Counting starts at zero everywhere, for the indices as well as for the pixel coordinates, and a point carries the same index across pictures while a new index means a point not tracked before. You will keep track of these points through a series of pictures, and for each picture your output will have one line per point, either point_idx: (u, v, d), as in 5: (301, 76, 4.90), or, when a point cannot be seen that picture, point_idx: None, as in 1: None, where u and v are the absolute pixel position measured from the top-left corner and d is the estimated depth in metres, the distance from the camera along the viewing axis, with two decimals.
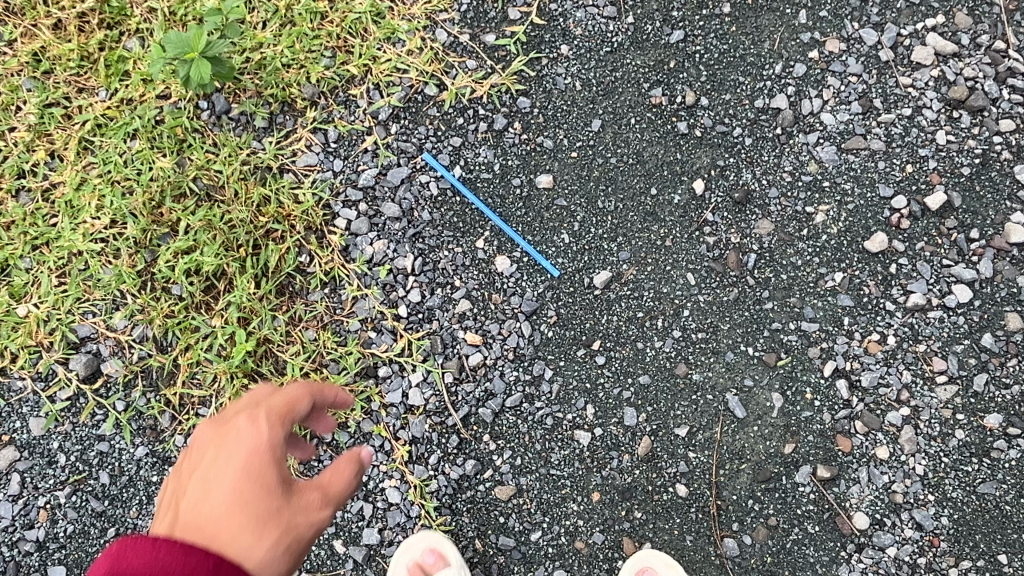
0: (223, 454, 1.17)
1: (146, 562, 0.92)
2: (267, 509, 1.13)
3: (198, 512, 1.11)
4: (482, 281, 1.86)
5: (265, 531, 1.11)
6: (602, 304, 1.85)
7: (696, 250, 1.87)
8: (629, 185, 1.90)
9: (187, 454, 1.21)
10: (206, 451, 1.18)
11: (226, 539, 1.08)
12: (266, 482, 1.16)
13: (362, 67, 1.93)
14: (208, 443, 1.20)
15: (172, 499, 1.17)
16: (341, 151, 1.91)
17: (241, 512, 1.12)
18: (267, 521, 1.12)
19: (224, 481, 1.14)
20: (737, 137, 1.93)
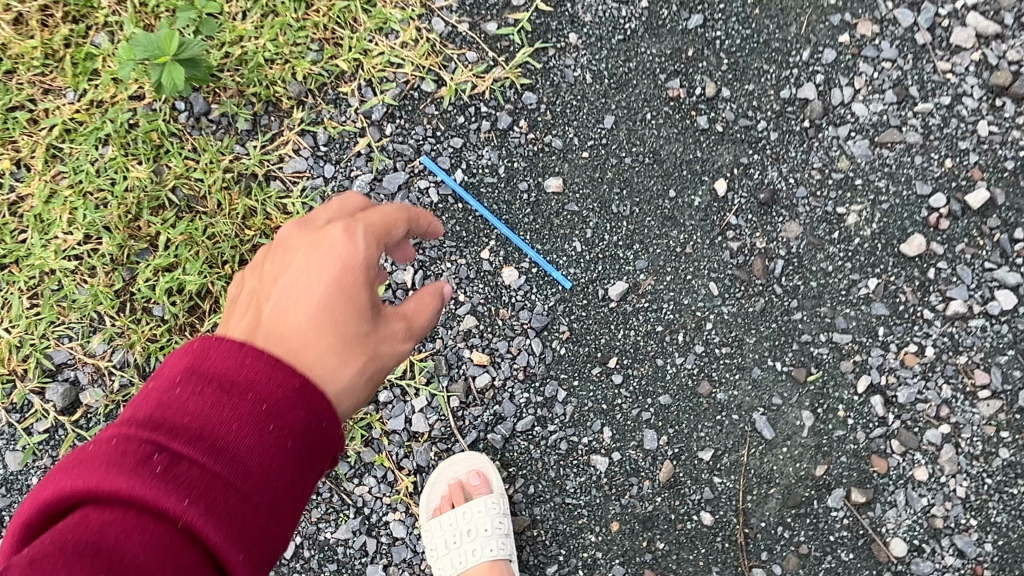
0: (314, 259, 1.17)
1: (234, 372, 0.92)
2: (347, 330, 1.14)
3: (292, 309, 1.14)
4: (489, 295, 1.72)
5: (348, 347, 1.13)
6: (618, 318, 1.72)
7: (719, 257, 1.73)
8: (646, 187, 1.75)
9: (278, 249, 1.22)
10: (297, 252, 1.19)
11: (318, 339, 1.11)
12: (350, 302, 1.16)
13: (352, 62, 1.77)
14: (299, 246, 1.20)
15: (256, 292, 1.19)
16: (332, 155, 1.76)
17: (326, 322, 1.13)
18: (350, 338, 1.14)
19: (314, 289, 1.15)
20: (762, 131, 1.78)
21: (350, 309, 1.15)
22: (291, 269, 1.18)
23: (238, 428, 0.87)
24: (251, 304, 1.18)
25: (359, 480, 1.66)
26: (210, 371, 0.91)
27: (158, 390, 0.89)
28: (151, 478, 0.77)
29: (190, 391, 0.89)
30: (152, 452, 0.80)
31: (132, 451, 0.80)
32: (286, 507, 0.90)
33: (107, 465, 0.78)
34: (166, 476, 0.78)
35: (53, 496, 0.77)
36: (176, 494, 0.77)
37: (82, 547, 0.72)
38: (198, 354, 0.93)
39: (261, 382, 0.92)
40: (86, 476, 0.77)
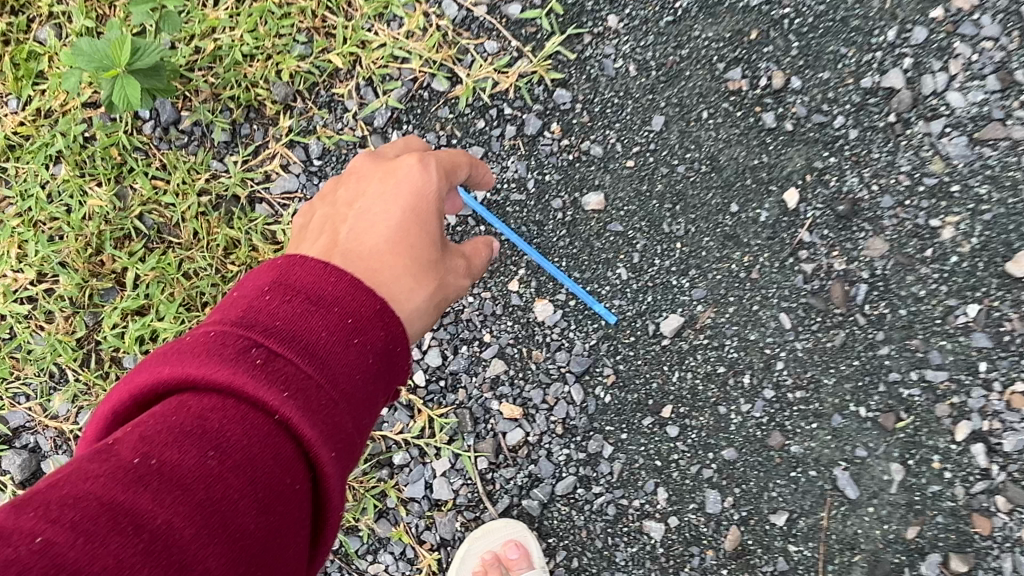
0: (387, 188, 1.16)
1: (320, 285, 0.85)
2: (411, 258, 1.12)
3: (362, 235, 1.13)
4: (519, 333, 1.46)
5: (412, 278, 1.12)
6: (672, 358, 1.46)
7: (790, 283, 1.46)
8: (701, 200, 1.47)
9: (349, 178, 1.21)
10: (369, 178, 1.19)
11: (385, 268, 1.10)
12: (413, 233, 1.13)
13: (349, 56, 1.48)
14: (371, 174, 1.19)
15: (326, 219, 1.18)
16: (328, 171, 1.47)
17: (392, 253, 1.11)
18: (414, 268, 1.12)
19: (385, 218, 1.14)
20: (840, 128, 1.48)
21: (413, 242, 1.13)
22: (363, 196, 1.17)
23: (330, 338, 0.81)
24: (318, 228, 1.17)
25: (374, 557, 1.46)
26: (301, 279, 0.85)
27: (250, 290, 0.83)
28: (249, 372, 0.72)
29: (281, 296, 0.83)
30: (249, 344, 0.75)
31: (227, 340, 0.75)
32: (369, 415, 0.86)
33: (201, 353, 0.74)
34: (265, 371, 0.74)
35: (152, 380, 0.73)
36: (274, 388, 0.73)
37: (188, 426, 0.69)
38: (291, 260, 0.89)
39: (346, 297, 0.86)
40: (185, 364, 0.72)
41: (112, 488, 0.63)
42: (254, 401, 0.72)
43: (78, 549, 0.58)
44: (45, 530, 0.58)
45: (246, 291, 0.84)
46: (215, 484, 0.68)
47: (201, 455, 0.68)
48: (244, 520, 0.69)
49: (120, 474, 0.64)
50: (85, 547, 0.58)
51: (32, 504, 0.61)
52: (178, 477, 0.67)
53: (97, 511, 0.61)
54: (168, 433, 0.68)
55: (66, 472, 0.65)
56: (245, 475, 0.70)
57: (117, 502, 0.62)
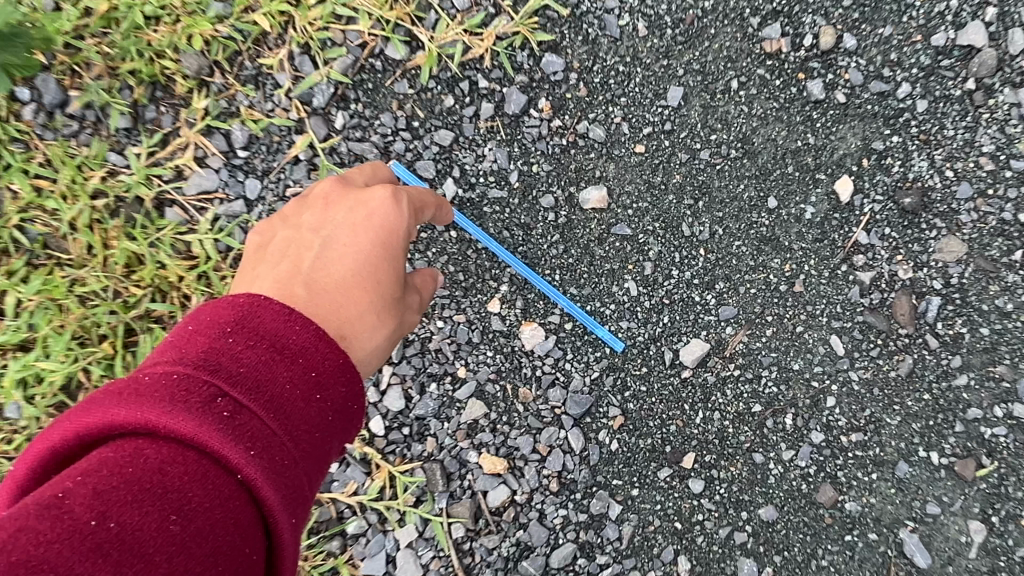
0: (351, 223, 0.89)
1: (282, 328, 0.71)
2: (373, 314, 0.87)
3: (311, 282, 0.86)
4: (502, 366, 1.16)
5: (370, 341, 0.87)
6: (694, 394, 1.16)
7: (843, 297, 1.16)
8: (730, 193, 1.16)
9: (299, 204, 0.93)
10: (324, 207, 0.91)
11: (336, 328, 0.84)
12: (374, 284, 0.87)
13: (280, 17, 1.15)
14: (329, 200, 0.91)
15: (262, 256, 0.89)
16: (256, 164, 1.16)
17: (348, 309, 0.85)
18: (372, 330, 0.87)
19: (344, 265, 0.87)
20: (904, 99, 1.16)
21: (373, 297, 0.87)
22: (316, 229, 0.89)
23: (293, 393, 0.67)
24: (253, 267, 0.89)
25: None
26: (264, 317, 0.71)
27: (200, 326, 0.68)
28: (216, 426, 0.58)
29: (240, 337, 0.68)
30: (210, 390, 0.61)
31: (186, 384, 0.60)
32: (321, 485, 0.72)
33: (155, 396, 0.58)
34: (232, 425, 0.59)
35: (88, 430, 0.57)
36: (243, 445, 0.59)
37: (145, 483, 0.54)
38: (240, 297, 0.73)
39: (313, 341, 0.71)
40: (141, 407, 0.57)
41: (64, 553, 0.48)
42: (219, 460, 0.58)
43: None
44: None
45: (195, 327, 0.68)
46: (178, 555, 0.53)
47: (160, 518, 0.53)
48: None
49: (73, 536, 0.49)
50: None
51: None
52: (137, 542, 0.51)
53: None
54: (121, 492, 0.53)
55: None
56: (210, 546, 0.55)
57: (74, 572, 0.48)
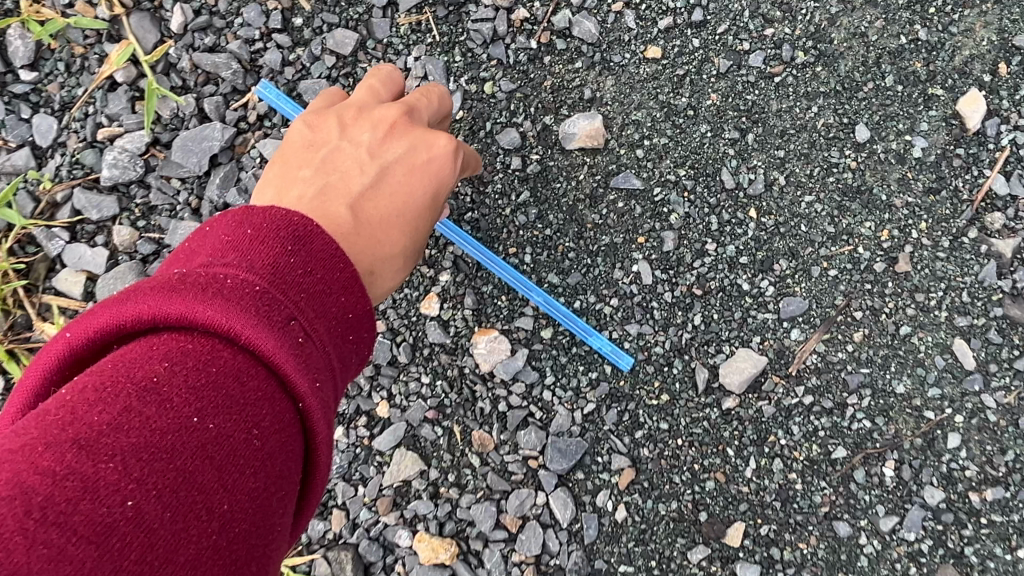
0: (406, 164, 0.55)
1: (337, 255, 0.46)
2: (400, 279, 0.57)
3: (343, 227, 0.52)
4: (445, 398, 0.75)
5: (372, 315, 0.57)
6: (741, 434, 0.75)
7: (970, 281, 0.74)
8: (794, 122, 0.74)
9: (355, 108, 0.58)
10: (384, 132, 0.57)
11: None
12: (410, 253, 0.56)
13: None
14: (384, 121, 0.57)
15: (283, 166, 0.55)
16: (50, 92, 0.74)
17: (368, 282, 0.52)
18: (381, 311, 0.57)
19: (392, 221, 0.54)
20: None
21: (404, 271, 0.55)
22: (368, 157, 0.55)
23: (343, 324, 0.44)
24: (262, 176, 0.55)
25: None
26: (324, 239, 0.46)
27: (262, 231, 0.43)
28: (297, 352, 0.39)
29: (306, 253, 0.44)
30: (285, 303, 0.40)
31: (266, 288, 0.40)
32: None
33: (236, 299, 0.38)
34: (311, 353, 0.40)
35: (156, 318, 0.37)
36: (314, 372, 0.39)
37: (230, 394, 0.36)
38: (292, 212, 0.46)
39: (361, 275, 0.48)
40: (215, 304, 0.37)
41: (178, 459, 0.33)
42: (291, 390, 0.38)
43: (169, 539, 0.31)
44: (134, 493, 0.30)
45: (253, 232, 0.43)
46: (270, 486, 0.36)
47: (244, 432, 0.35)
48: (279, 559, 0.38)
49: (176, 437, 0.33)
50: (174, 535, 0.31)
51: (61, 457, 0.30)
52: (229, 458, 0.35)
53: (171, 485, 0.32)
54: (211, 393, 0.35)
55: (77, 409, 0.32)
56: (286, 476, 0.37)
57: (188, 483, 0.33)
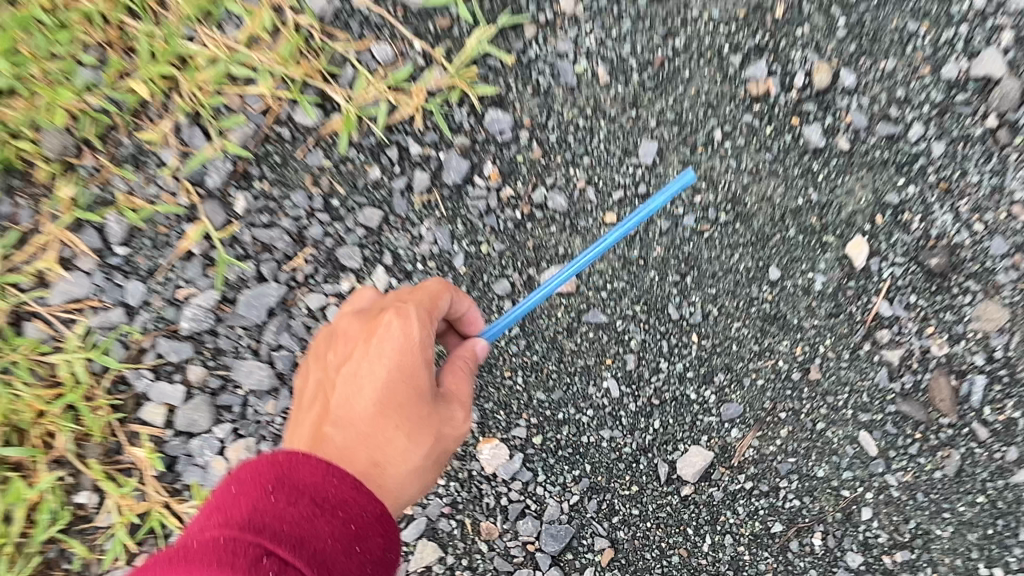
0: (369, 357, 0.75)
1: (325, 482, 0.66)
2: (446, 440, 0.77)
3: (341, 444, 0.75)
4: (457, 497, 0.93)
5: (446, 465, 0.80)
6: (701, 516, 0.94)
7: (869, 384, 0.95)
8: (722, 266, 0.96)
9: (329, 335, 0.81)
10: (344, 348, 0.78)
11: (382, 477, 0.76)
12: (431, 416, 0.76)
13: (160, 83, 0.94)
14: (352, 336, 0.78)
15: (298, 407, 0.81)
16: (137, 263, 0.93)
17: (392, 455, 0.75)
18: (443, 460, 0.79)
19: (375, 415, 0.75)
20: (919, 143, 0.96)
21: (412, 441, 0.75)
22: (338, 373, 0.77)
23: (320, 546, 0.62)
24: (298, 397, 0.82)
25: None
26: (306, 475, 0.66)
27: (258, 484, 0.65)
28: None
29: (292, 492, 0.64)
30: (261, 542, 0.59)
31: (244, 533, 0.59)
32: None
33: (207, 558, 0.56)
34: None
35: None
36: None
37: None
38: (286, 458, 0.68)
39: (351, 492, 0.67)
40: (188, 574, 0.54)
41: None
42: None
43: None
44: None
45: (256, 483, 0.65)
46: None
47: None
48: None
49: None
50: None
51: None
52: None
53: None
54: None
55: None
56: None
57: None
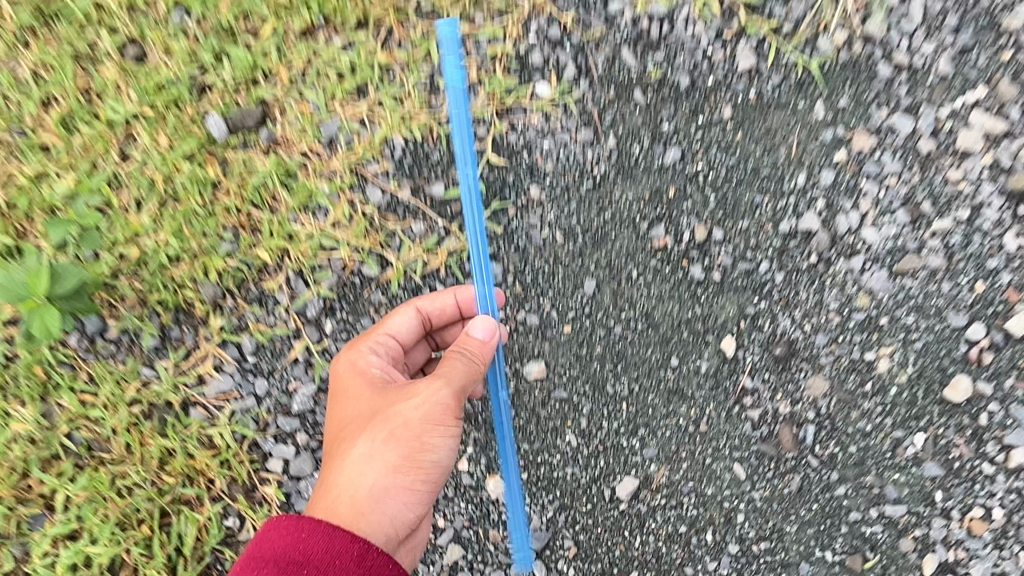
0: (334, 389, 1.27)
1: (307, 547, 1.09)
2: (392, 414, 1.16)
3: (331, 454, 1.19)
4: (473, 514, 1.45)
5: (419, 429, 1.15)
6: (633, 522, 1.45)
7: (739, 432, 1.46)
8: (641, 358, 1.48)
9: None
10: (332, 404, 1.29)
11: (348, 472, 1.15)
12: (379, 405, 1.18)
13: (277, 250, 1.48)
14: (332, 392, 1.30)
15: None
16: (263, 366, 1.45)
17: (351, 447, 1.16)
18: (404, 429, 1.15)
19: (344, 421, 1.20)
20: (765, 274, 1.52)
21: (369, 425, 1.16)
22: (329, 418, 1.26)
23: None
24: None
25: None
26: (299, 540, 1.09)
27: (275, 545, 1.10)
28: None
29: (286, 554, 1.09)
30: None
31: None
32: None
33: None
34: None
35: None
36: None
37: None
38: (292, 525, 1.11)
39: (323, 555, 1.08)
40: None
41: None
42: None
43: None
44: None
45: (276, 544, 1.10)
46: None
47: None
48: None
49: None
50: None
51: None
52: None
53: None
54: None
55: None
56: None
57: None
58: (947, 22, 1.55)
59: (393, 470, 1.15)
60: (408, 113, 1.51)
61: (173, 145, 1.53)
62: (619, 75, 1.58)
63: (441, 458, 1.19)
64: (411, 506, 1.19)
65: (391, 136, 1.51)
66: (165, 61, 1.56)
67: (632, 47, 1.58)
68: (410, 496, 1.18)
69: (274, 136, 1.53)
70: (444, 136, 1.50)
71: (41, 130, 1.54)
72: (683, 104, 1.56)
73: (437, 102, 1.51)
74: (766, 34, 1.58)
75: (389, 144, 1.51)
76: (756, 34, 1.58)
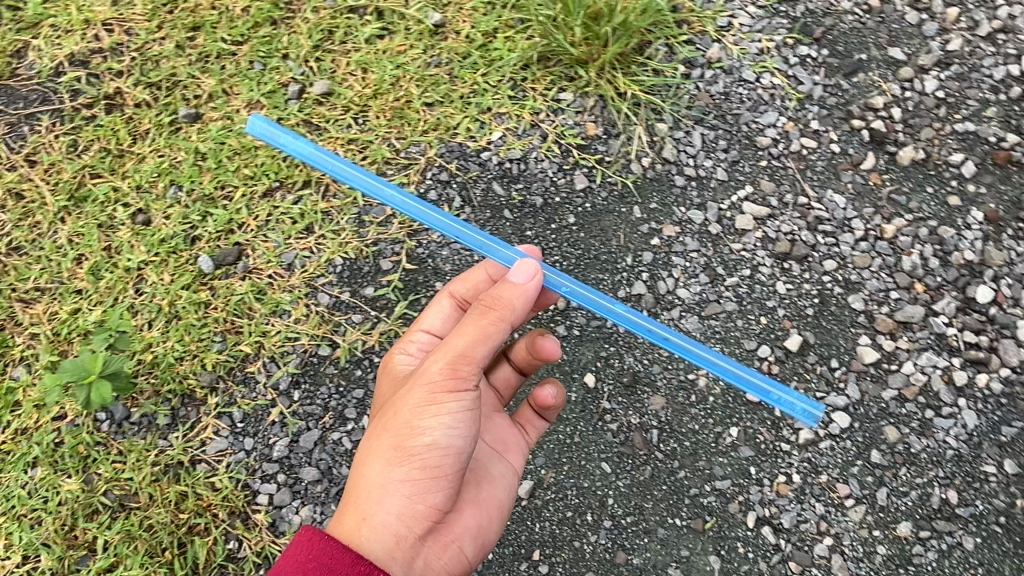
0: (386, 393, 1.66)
1: (325, 561, 1.33)
2: (393, 406, 1.40)
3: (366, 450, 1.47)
4: None
5: (411, 419, 1.35)
6: (531, 513, 1.97)
7: (603, 439, 2.02)
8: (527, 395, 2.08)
9: None
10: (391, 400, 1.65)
11: (362, 471, 1.41)
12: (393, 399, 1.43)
13: (255, 344, 2.02)
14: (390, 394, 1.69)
15: None
16: (249, 429, 1.95)
17: (366, 448, 1.42)
18: (396, 423, 1.37)
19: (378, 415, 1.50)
20: (612, 327, 2.12)
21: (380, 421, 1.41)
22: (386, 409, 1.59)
23: None
24: (487, 424, 1.78)
25: None
26: (322, 555, 1.34)
27: (301, 556, 1.34)
28: None
29: (306, 565, 1.33)
30: None
31: None
32: None
33: None
34: None
35: None
36: None
37: None
38: (317, 536, 1.35)
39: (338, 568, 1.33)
40: None
41: None
42: None
43: None
44: None
45: (301, 555, 1.34)
46: None
47: None
48: None
49: None
50: None
51: None
52: None
53: None
54: None
55: None
56: None
57: None
58: (719, 146, 2.33)
59: (389, 462, 1.37)
60: (344, 241, 2.13)
61: (174, 279, 2.10)
62: (493, 201, 2.25)
63: (437, 441, 1.36)
64: (418, 496, 1.39)
65: (333, 258, 2.11)
66: (165, 223, 2.16)
67: (501, 182, 2.27)
68: (414, 486, 1.38)
69: (248, 266, 2.11)
70: (371, 253, 2.11)
71: (76, 279, 2.11)
72: (539, 217, 2.24)
73: (365, 231, 2.13)
74: (593, 164, 2.30)
75: (332, 263, 2.11)
76: (587, 165, 2.30)
